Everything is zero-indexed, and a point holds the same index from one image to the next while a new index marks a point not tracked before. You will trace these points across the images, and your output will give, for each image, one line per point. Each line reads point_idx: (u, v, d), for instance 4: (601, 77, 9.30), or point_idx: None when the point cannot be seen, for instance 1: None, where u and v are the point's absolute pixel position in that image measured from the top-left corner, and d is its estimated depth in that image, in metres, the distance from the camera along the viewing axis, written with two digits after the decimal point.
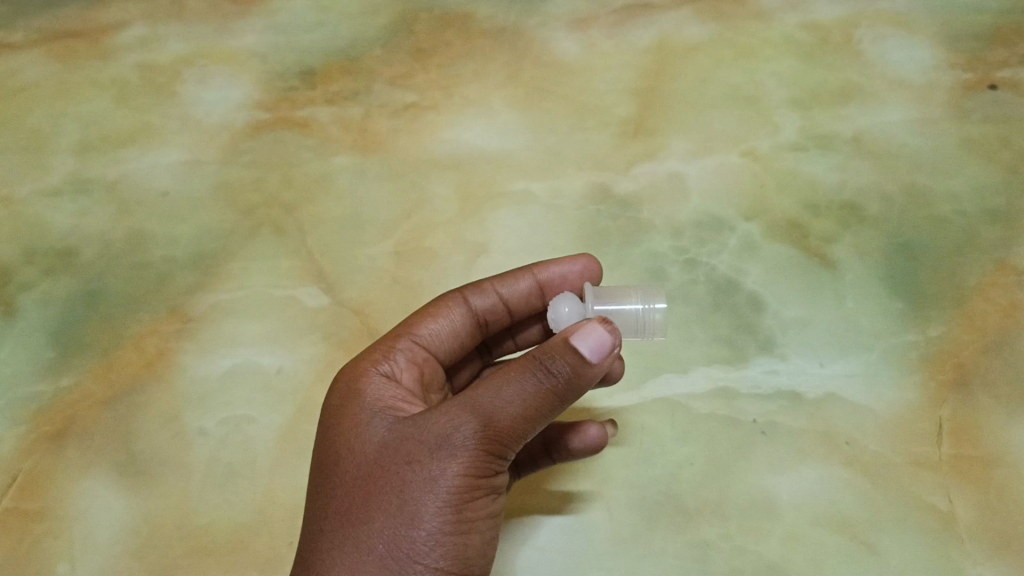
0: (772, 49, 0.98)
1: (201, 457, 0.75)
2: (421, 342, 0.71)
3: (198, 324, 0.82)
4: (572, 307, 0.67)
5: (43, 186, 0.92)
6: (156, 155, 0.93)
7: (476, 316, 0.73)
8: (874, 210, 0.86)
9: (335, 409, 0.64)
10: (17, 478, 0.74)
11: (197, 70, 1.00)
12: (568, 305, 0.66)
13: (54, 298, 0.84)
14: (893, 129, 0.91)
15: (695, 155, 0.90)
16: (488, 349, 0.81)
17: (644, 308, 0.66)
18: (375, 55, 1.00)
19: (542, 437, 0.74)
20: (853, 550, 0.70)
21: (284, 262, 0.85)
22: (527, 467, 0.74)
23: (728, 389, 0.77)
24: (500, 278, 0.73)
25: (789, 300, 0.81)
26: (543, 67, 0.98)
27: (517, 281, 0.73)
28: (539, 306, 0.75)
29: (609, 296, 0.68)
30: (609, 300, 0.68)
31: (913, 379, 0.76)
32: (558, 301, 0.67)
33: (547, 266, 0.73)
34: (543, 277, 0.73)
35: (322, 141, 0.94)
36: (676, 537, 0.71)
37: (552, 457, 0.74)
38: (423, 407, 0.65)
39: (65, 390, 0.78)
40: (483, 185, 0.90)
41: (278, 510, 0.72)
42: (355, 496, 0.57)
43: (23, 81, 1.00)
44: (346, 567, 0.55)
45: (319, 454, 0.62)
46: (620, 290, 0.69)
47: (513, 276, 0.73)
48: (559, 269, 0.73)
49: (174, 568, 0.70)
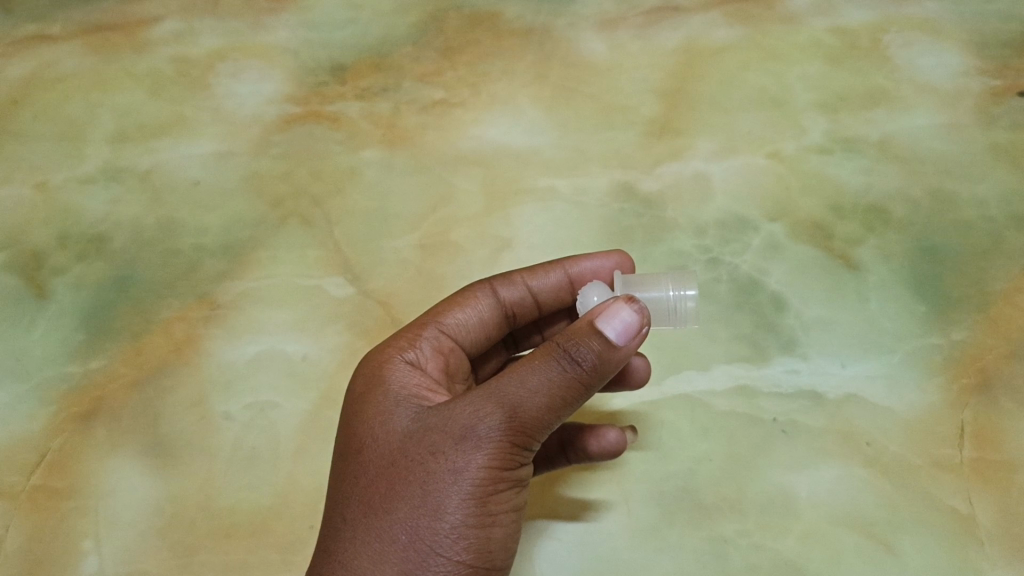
0: (800, 52, 0.98)
1: (225, 440, 0.76)
2: (447, 332, 0.72)
3: (226, 311, 0.83)
4: (602, 295, 0.68)
5: (79, 174, 0.94)
6: (188, 146, 0.95)
7: (503, 306, 0.74)
8: (900, 213, 0.86)
9: (359, 395, 0.65)
10: (46, 456, 0.76)
11: (230, 64, 1.01)
12: (598, 294, 0.68)
13: (87, 282, 0.86)
14: (920, 134, 0.91)
15: (720, 156, 0.91)
16: (514, 343, 0.82)
17: (676, 296, 0.67)
18: (405, 52, 1.01)
19: (560, 437, 0.75)
20: (871, 551, 0.70)
21: (311, 252, 0.87)
22: (546, 465, 0.75)
23: (749, 387, 0.77)
24: (530, 271, 0.75)
25: (812, 301, 0.81)
26: (571, 67, 0.99)
27: (547, 275, 0.74)
28: (569, 300, 0.76)
29: (641, 284, 0.69)
30: (640, 288, 0.69)
31: (935, 382, 0.76)
32: (588, 289, 0.69)
33: (578, 262, 0.74)
34: (574, 272, 0.74)
35: (351, 135, 0.95)
36: (693, 532, 0.72)
37: (569, 458, 0.74)
38: (447, 396, 0.66)
39: (94, 372, 0.80)
40: (508, 181, 0.91)
41: (301, 495, 0.73)
42: (378, 486, 0.58)
43: (61, 71, 1.02)
44: (370, 557, 0.55)
45: (342, 442, 0.63)
46: (652, 278, 0.70)
47: (544, 270, 0.74)
48: (590, 265, 0.74)
49: (196, 548, 0.71)
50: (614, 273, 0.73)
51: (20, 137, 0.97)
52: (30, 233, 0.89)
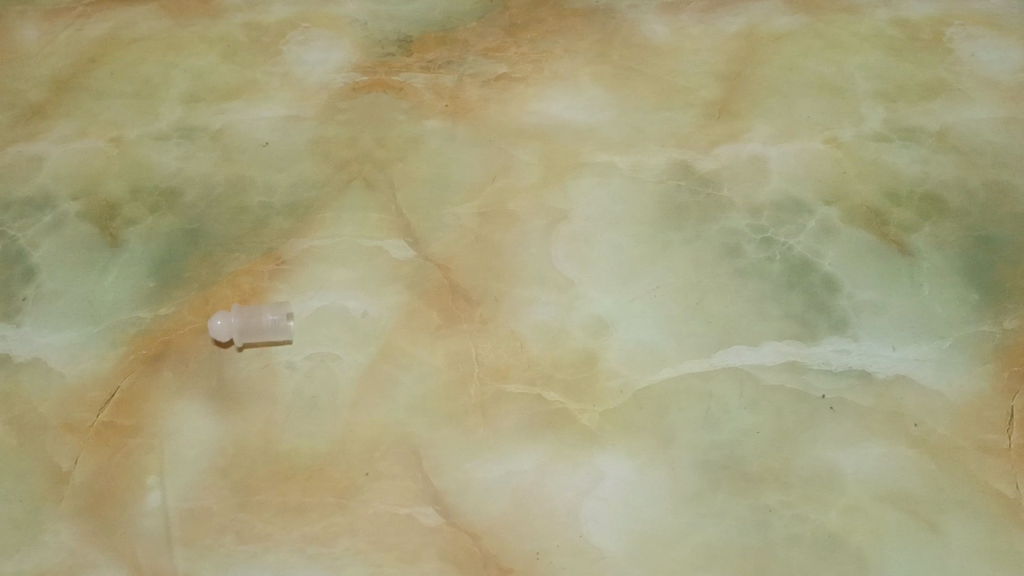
0: (861, 43, 1.00)
1: (286, 389, 0.78)
2: (237, 269, 0.86)
3: (290, 266, 0.85)
4: (225, 321, 0.79)
5: (152, 131, 0.97)
6: (258, 108, 0.98)
7: (198, 232, 0.88)
8: (956, 203, 0.87)
9: (203, 334, 0.82)
10: (114, 394, 0.78)
11: (300, 33, 1.04)
12: (220, 319, 0.79)
13: (158, 233, 0.88)
14: (979, 126, 0.92)
15: (778, 140, 0.92)
16: (255, 265, 0.86)
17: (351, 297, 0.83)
18: (470, 27, 1.04)
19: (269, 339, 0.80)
20: (915, 529, 0.71)
21: (373, 215, 0.89)
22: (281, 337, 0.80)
23: (798, 364, 0.78)
24: (150, 216, 0.90)
25: (864, 284, 0.82)
26: (633, 47, 1.01)
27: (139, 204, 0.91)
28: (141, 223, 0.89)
29: (402, 274, 0.85)
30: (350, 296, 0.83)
31: (985, 368, 0.77)
32: (219, 317, 0.79)
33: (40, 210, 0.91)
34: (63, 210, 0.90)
35: (416, 105, 0.97)
36: (739, 500, 0.72)
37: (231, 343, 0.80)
38: (152, 315, 0.83)
39: (163, 318, 0.83)
40: (568, 154, 0.92)
41: (356, 443, 0.75)
42: (235, 379, 0.79)
43: (137, 33, 1.05)
44: (268, 419, 0.77)
45: (200, 375, 0.79)
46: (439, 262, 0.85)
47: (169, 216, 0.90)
48: (221, 223, 0.89)
49: (256, 489, 0.73)
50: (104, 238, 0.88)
51: (97, 93, 1.00)
52: (105, 184, 0.92)
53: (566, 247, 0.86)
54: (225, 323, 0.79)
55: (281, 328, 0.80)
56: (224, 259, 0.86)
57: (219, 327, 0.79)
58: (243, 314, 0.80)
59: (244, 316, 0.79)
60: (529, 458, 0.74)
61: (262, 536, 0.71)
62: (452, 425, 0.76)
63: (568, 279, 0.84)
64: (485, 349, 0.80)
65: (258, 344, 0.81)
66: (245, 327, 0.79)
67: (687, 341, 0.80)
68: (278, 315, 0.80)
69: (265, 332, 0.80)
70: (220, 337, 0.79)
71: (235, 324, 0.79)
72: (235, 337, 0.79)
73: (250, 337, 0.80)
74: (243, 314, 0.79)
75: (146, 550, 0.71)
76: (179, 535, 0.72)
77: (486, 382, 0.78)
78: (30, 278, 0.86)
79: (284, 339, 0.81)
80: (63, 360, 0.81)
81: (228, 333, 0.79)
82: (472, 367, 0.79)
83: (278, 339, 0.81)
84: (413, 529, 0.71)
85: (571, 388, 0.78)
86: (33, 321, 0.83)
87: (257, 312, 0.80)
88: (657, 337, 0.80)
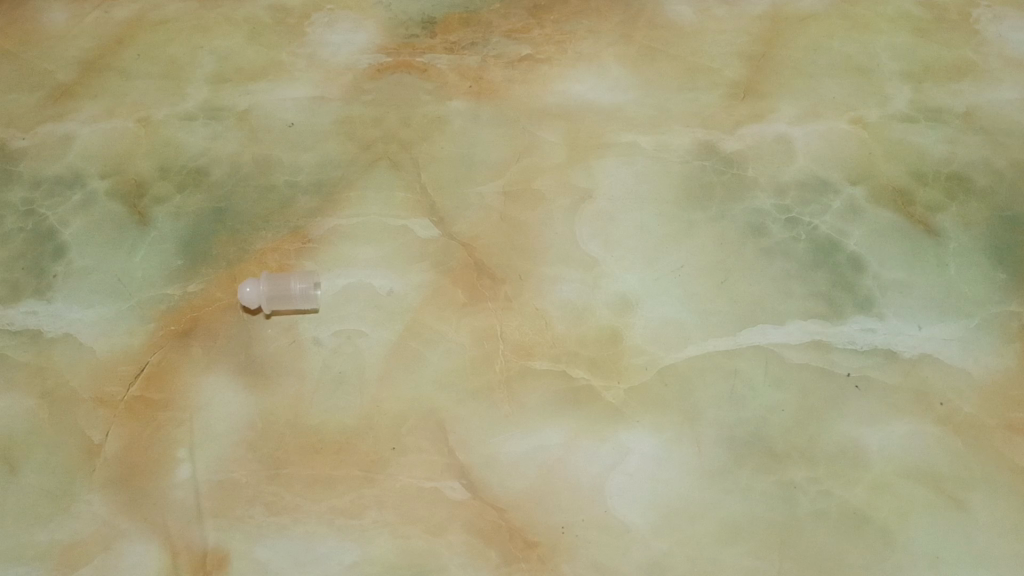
0: (887, 24, 0.99)
1: (314, 364, 0.79)
2: (263, 247, 0.86)
3: (317, 244, 0.86)
4: (253, 288, 0.80)
5: (180, 111, 0.97)
6: (284, 89, 0.98)
7: (224, 211, 0.89)
8: (983, 183, 0.87)
9: (230, 311, 0.82)
10: (144, 368, 0.79)
11: (325, 15, 1.05)
12: (249, 286, 0.80)
13: (186, 211, 0.89)
14: (1006, 106, 0.92)
15: (803, 120, 0.92)
16: (280, 243, 0.86)
17: (379, 276, 0.84)
18: (494, 8, 1.04)
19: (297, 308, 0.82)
20: (941, 505, 0.71)
21: (398, 194, 0.89)
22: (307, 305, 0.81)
23: (824, 342, 0.78)
24: (177, 195, 0.91)
25: (890, 264, 0.82)
26: (657, 28, 1.01)
27: (166, 183, 0.92)
28: (168, 202, 0.90)
29: (427, 251, 0.85)
30: (378, 274, 0.84)
31: (1012, 347, 0.77)
32: (248, 283, 0.80)
33: (70, 189, 0.91)
34: (92, 189, 0.91)
35: (440, 85, 0.97)
36: (764, 476, 0.72)
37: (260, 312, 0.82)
38: (179, 291, 0.84)
39: (191, 294, 0.84)
40: (592, 135, 0.92)
41: (384, 417, 0.76)
42: (261, 355, 0.80)
43: (164, 15, 1.06)
44: (294, 394, 0.77)
45: (227, 351, 0.80)
46: (465, 241, 0.86)
47: (195, 196, 0.90)
48: (247, 202, 0.90)
49: (285, 461, 0.74)
50: (133, 216, 0.89)
51: (124, 74, 1.01)
52: (134, 163, 0.93)
53: (590, 226, 0.86)
54: (254, 290, 0.80)
55: (309, 297, 0.81)
56: (250, 236, 0.87)
57: (248, 293, 0.80)
58: (272, 281, 0.80)
59: (273, 284, 0.80)
60: (555, 434, 0.75)
61: (292, 508, 0.72)
62: (478, 401, 0.77)
63: (593, 258, 0.84)
64: (510, 326, 0.80)
65: (286, 312, 0.82)
66: (273, 294, 0.80)
67: (712, 319, 0.80)
68: (307, 284, 0.81)
69: (294, 300, 0.81)
70: (249, 304, 0.80)
71: (264, 291, 0.80)
72: (263, 304, 0.80)
73: (278, 304, 0.81)
74: (272, 281, 0.80)
75: (177, 521, 0.72)
76: (209, 506, 0.73)
77: (512, 358, 0.79)
78: (61, 255, 0.87)
79: (311, 308, 0.82)
80: (94, 334, 0.82)
81: (256, 300, 0.80)
82: (497, 344, 0.80)
83: (306, 308, 0.82)
84: (439, 502, 0.72)
85: (595, 365, 0.78)
86: (64, 297, 0.84)
87: (286, 280, 0.81)
88: (681, 315, 0.81)
